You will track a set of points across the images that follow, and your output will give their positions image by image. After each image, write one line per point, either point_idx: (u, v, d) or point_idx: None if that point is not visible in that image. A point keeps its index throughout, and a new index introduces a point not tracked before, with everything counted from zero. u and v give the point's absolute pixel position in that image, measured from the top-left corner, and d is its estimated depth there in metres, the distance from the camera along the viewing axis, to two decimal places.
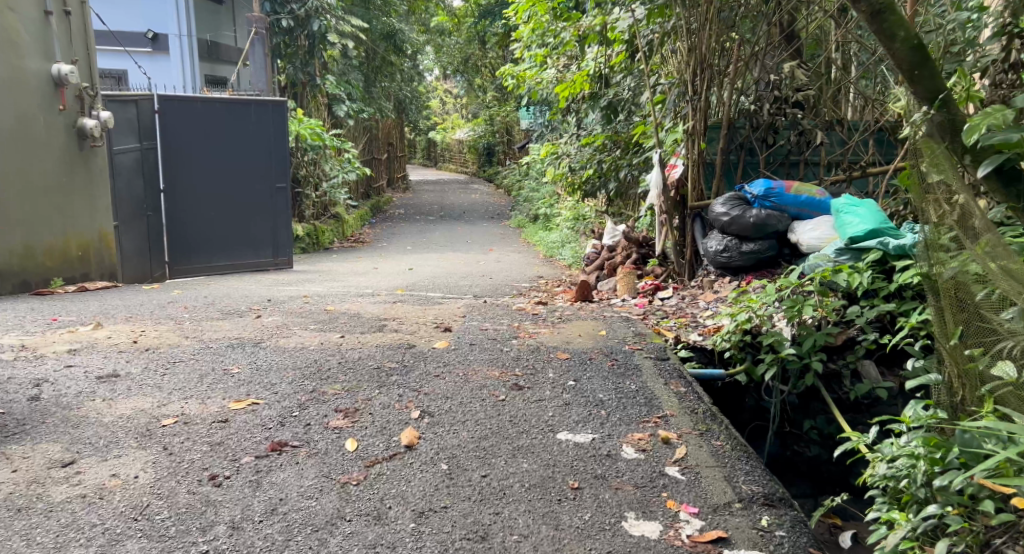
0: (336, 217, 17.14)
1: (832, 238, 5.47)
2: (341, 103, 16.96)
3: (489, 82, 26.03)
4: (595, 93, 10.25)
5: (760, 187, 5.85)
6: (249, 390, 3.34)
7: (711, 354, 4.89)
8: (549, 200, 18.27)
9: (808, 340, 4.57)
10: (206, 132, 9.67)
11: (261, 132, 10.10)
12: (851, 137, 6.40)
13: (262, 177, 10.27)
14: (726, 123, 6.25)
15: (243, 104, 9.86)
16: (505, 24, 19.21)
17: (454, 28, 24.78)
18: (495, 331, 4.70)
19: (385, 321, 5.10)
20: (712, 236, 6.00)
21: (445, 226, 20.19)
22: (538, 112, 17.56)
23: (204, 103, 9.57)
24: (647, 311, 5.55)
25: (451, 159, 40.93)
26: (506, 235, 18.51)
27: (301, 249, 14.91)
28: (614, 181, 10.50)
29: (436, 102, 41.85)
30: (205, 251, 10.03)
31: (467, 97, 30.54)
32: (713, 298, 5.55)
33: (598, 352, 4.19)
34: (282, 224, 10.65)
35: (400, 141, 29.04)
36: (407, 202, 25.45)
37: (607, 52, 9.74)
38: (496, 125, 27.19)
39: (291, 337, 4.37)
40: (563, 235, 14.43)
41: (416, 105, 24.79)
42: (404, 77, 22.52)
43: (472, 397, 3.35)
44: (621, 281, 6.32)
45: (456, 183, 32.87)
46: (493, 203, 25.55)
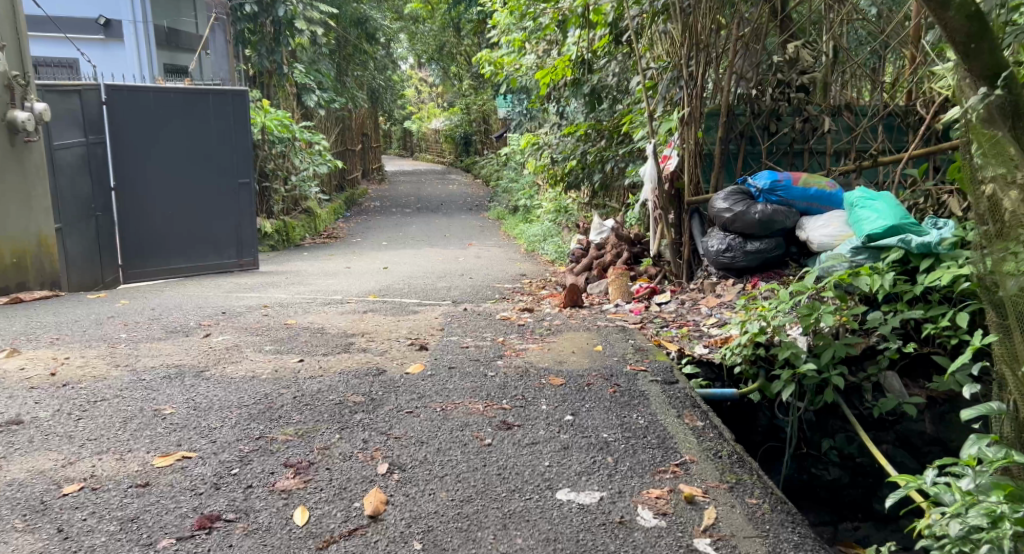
0: (308, 211, 16.48)
1: (847, 235, 4.86)
2: (310, 92, 16.27)
3: (465, 70, 25.39)
4: (576, 79, 9.71)
5: (765, 178, 5.24)
6: (181, 438, 2.75)
7: (718, 369, 4.33)
8: (529, 191, 17.73)
9: (827, 352, 4.08)
10: (160, 125, 9.18)
11: (221, 125, 9.65)
12: (858, 124, 5.77)
13: (222, 173, 9.82)
14: (725, 110, 5.66)
15: (201, 95, 9.41)
16: (481, 10, 18.62)
17: (428, 16, 24.11)
18: (476, 350, 4.15)
19: (352, 337, 4.53)
20: (711, 234, 5.40)
21: (422, 219, 19.59)
22: (516, 101, 16.97)
23: (158, 94, 9.09)
24: (644, 320, 5.01)
25: (428, 149, 40.22)
26: (485, 227, 17.96)
27: (271, 247, 14.25)
28: (599, 173, 9.99)
29: (412, 91, 41.13)
30: (163, 252, 9.52)
31: (443, 85, 29.85)
32: (717, 303, 5.03)
33: (596, 375, 3.62)
34: (246, 221, 10.19)
35: (374, 131, 28.33)
36: (382, 194, 24.81)
37: (589, 36, 9.19)
38: (473, 114, 26.60)
39: (241, 362, 3.79)
40: (544, 228, 13.91)
41: (391, 94, 24.09)
42: (378, 65, 21.83)
43: (451, 442, 2.80)
44: (614, 284, 5.74)
45: (433, 173, 32.20)
46: (471, 194, 24.98)
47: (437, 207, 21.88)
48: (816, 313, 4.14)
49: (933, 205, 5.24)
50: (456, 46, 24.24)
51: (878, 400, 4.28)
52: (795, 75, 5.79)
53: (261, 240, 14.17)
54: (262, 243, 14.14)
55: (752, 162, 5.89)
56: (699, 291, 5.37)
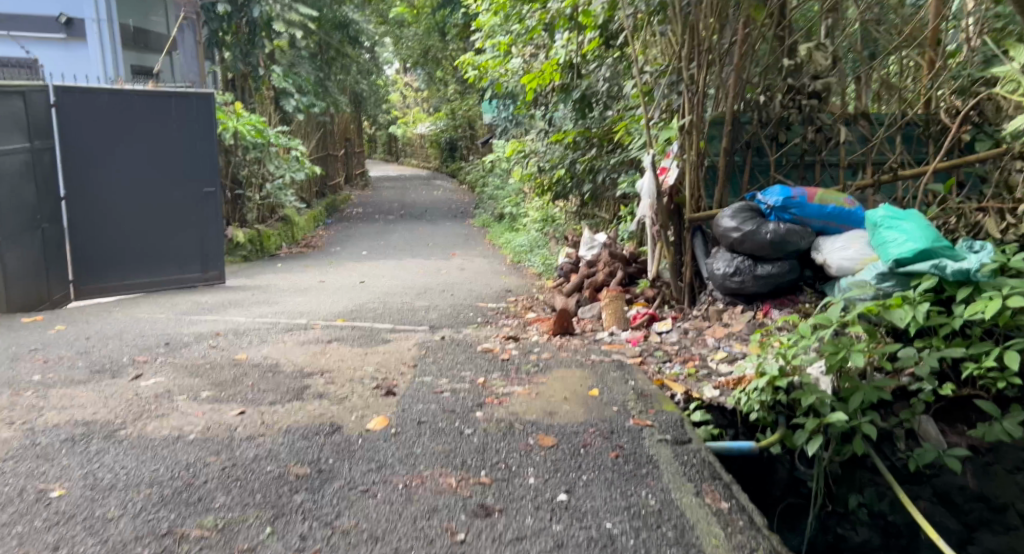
0: (285, 219, 15.86)
1: (872, 258, 4.21)
2: (289, 97, 15.64)
3: (450, 75, 24.84)
4: (566, 85, 9.17)
5: (777, 194, 4.59)
6: (64, 540, 2.22)
7: (730, 416, 3.71)
8: (515, 199, 17.17)
9: (857, 397, 3.46)
10: (118, 129, 8.66)
11: (184, 129, 9.14)
12: (875, 134, 5.18)
13: (185, 181, 9.28)
14: (730, 118, 5.00)
15: (162, 98, 8.92)
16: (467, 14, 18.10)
17: (413, 20, 23.56)
18: (451, 395, 3.56)
19: (308, 378, 3.93)
20: (715, 255, 4.79)
21: (405, 227, 19.00)
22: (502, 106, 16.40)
23: (113, 95, 8.57)
24: (643, 354, 4.42)
25: (414, 154, 39.70)
26: (469, 236, 17.37)
27: (244, 258, 13.59)
28: (589, 183, 9.45)
29: (397, 96, 40.66)
30: (121, 265, 8.95)
31: (428, 90, 29.30)
32: (724, 334, 4.45)
33: (595, 432, 3.03)
34: (211, 232, 9.63)
35: (359, 136, 27.74)
36: (365, 200, 24.22)
37: (579, 39, 8.65)
38: (458, 119, 26.09)
39: (169, 416, 3.19)
40: (530, 238, 13.39)
41: (375, 99, 23.50)
42: (361, 69, 21.24)
43: (413, 540, 2.27)
44: (608, 309, 5.14)
45: (418, 179, 31.64)
46: (457, 200, 24.46)
47: (421, 214, 21.29)
48: (843, 352, 3.52)
49: (964, 225, 4.67)
50: (441, 50, 23.68)
51: (913, 451, 3.65)
52: (807, 81, 5.06)
53: (234, 251, 13.51)
54: (235, 254, 13.48)
55: (760, 176, 5.23)
56: (702, 318, 4.77)
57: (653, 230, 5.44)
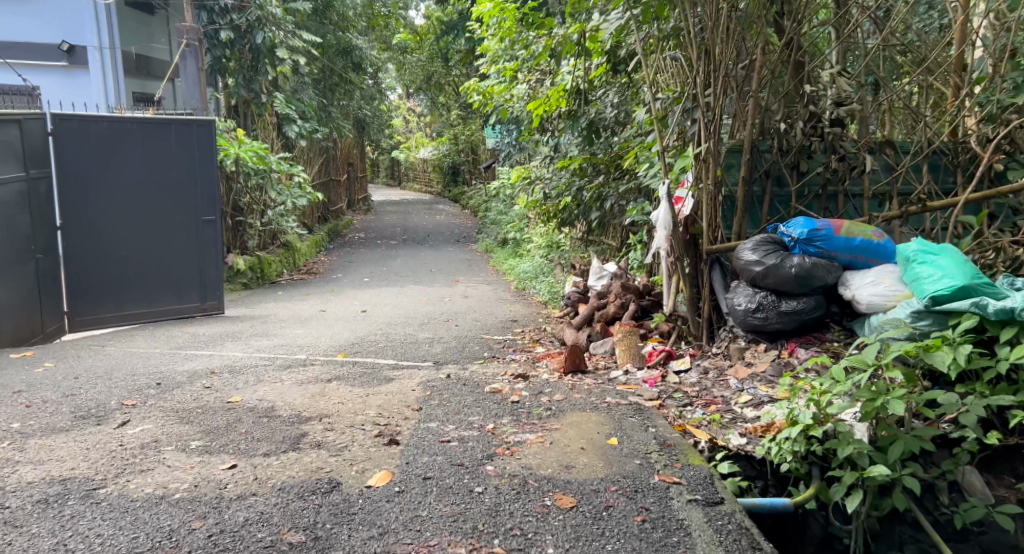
0: (287, 246, 15.67)
1: (905, 295, 3.98)
2: (292, 123, 15.51)
3: (453, 100, 24.79)
4: (572, 111, 9.00)
5: (800, 225, 4.37)
6: None
7: (759, 467, 3.45)
8: (518, 224, 16.99)
9: (898, 447, 3.20)
10: (115, 156, 8.50)
11: (183, 156, 8.96)
12: (900, 163, 4.98)
13: (184, 209, 9.07)
14: (749, 147, 4.79)
15: (161, 124, 8.75)
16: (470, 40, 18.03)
17: (417, 46, 23.55)
18: (458, 444, 3.32)
19: (306, 423, 3.69)
20: (735, 289, 4.55)
21: (408, 252, 18.81)
22: (506, 132, 16.28)
23: (112, 123, 8.42)
24: (662, 396, 4.17)
25: (415, 179, 39.66)
26: (472, 261, 17.18)
27: (244, 285, 13.37)
28: (596, 211, 9.25)
29: (400, 121, 40.70)
30: (117, 295, 8.73)
31: (430, 115, 29.26)
32: (747, 375, 4.21)
33: (618, 493, 2.79)
34: (211, 261, 9.38)
35: (361, 161, 27.65)
36: (367, 225, 24.06)
37: (585, 64, 8.48)
38: (461, 144, 26.01)
39: (154, 471, 2.96)
40: (535, 265, 13.18)
41: (377, 124, 23.40)
42: (364, 95, 21.17)
43: None
44: (622, 345, 4.90)
45: (420, 203, 31.53)
46: (459, 224, 24.31)
47: (423, 239, 21.12)
48: (882, 399, 3.27)
49: (1000, 259, 4.43)
50: (444, 76, 23.64)
51: (958, 506, 3.40)
52: (832, 109, 4.86)
53: (234, 278, 13.30)
54: (235, 281, 13.27)
55: (780, 207, 5.01)
56: (722, 356, 4.53)
57: (668, 262, 5.20)
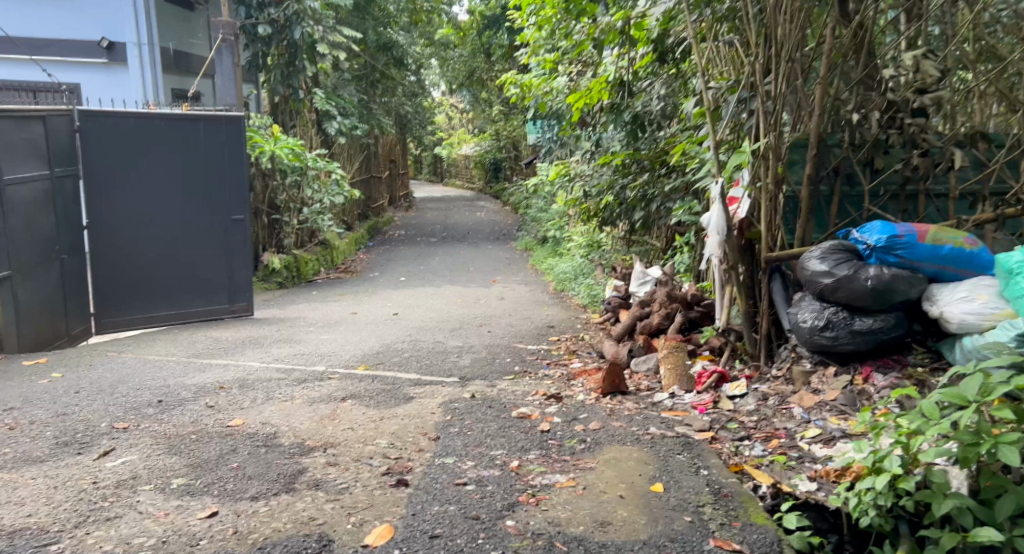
0: (324, 244, 15.40)
1: (1006, 314, 3.37)
2: (331, 119, 15.23)
3: (495, 96, 24.35)
4: (616, 104, 8.47)
5: (877, 231, 3.78)
6: None
7: (833, 518, 2.90)
8: (558, 222, 16.49)
9: (1008, 503, 2.61)
10: (142, 154, 8.22)
11: (213, 154, 8.66)
12: (992, 159, 4.35)
13: (213, 209, 8.77)
14: (815, 141, 4.22)
15: (189, 122, 8.45)
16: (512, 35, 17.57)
17: (459, 41, 23.17)
18: (476, 490, 2.85)
19: (308, 456, 3.26)
20: (800, 303, 4.00)
21: (446, 250, 18.43)
22: (546, 127, 15.79)
23: (140, 120, 8.14)
24: (715, 427, 3.64)
25: (457, 174, 39.41)
26: (511, 259, 16.74)
27: (279, 284, 13.08)
28: (641, 210, 8.71)
29: (443, 117, 40.44)
30: (144, 297, 8.45)
31: (472, 110, 28.88)
32: (814, 403, 3.66)
33: None
34: (240, 262, 9.06)
35: (403, 158, 27.40)
36: (407, 222, 23.75)
37: (630, 54, 7.95)
38: (502, 140, 25.56)
39: (120, 521, 2.56)
40: (575, 265, 12.66)
41: (419, 120, 23.07)
42: (407, 91, 20.84)
43: None
44: (667, 366, 4.37)
45: (462, 200, 31.17)
46: (500, 221, 23.86)
47: (462, 236, 20.75)
48: (986, 444, 2.68)
49: None
50: (486, 72, 23.21)
51: None
52: (913, 95, 4.25)
53: (269, 277, 13.02)
54: (270, 280, 12.99)
55: (851, 208, 4.43)
56: (783, 379, 3.99)
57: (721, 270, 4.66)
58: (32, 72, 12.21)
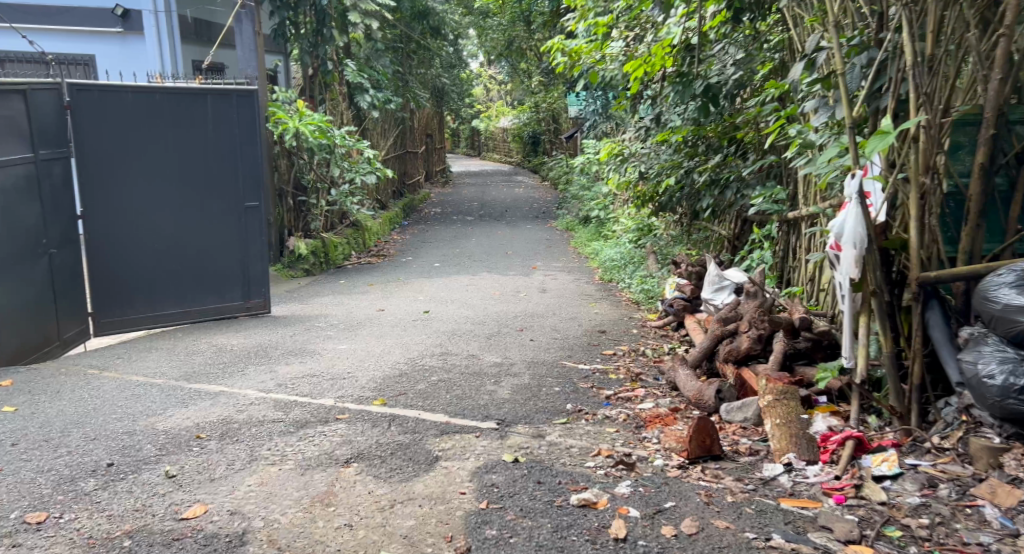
0: (355, 226, 14.41)
1: None
2: (363, 93, 14.20)
3: (534, 67, 23.16)
4: (681, 73, 7.46)
5: None
6: None
7: None
8: (602, 201, 15.35)
9: None
10: (143, 133, 7.22)
11: (223, 132, 7.65)
12: None
13: (223, 194, 7.76)
14: (997, 114, 3.10)
15: (195, 97, 7.45)
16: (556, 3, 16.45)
17: (499, 10, 22.04)
18: None
19: None
20: (977, 346, 2.90)
21: (485, 229, 17.41)
22: (591, 99, 14.63)
23: (139, 93, 7.14)
24: (873, 536, 2.57)
25: (496, 148, 38.31)
26: (552, 241, 15.65)
27: (306, 271, 12.07)
28: (710, 197, 7.56)
29: (481, 89, 39.27)
30: (148, 294, 7.42)
31: (511, 83, 27.72)
32: (1016, 503, 2.60)
33: None
34: (255, 254, 8.03)
35: (440, 132, 26.35)
36: (443, 199, 22.72)
37: (698, 13, 6.88)
38: (542, 112, 24.44)
39: None
40: (624, 252, 11.55)
41: (456, 93, 22.00)
42: (444, 62, 19.75)
43: None
44: (779, 434, 3.26)
45: (499, 175, 30.09)
46: (539, 198, 22.72)
47: (501, 214, 19.71)
48: None
49: None
50: (526, 41, 22.04)
51: None
52: None
53: (295, 264, 12.03)
54: (296, 266, 12.00)
55: None
56: (953, 454, 2.91)
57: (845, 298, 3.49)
58: (18, 41, 11.28)
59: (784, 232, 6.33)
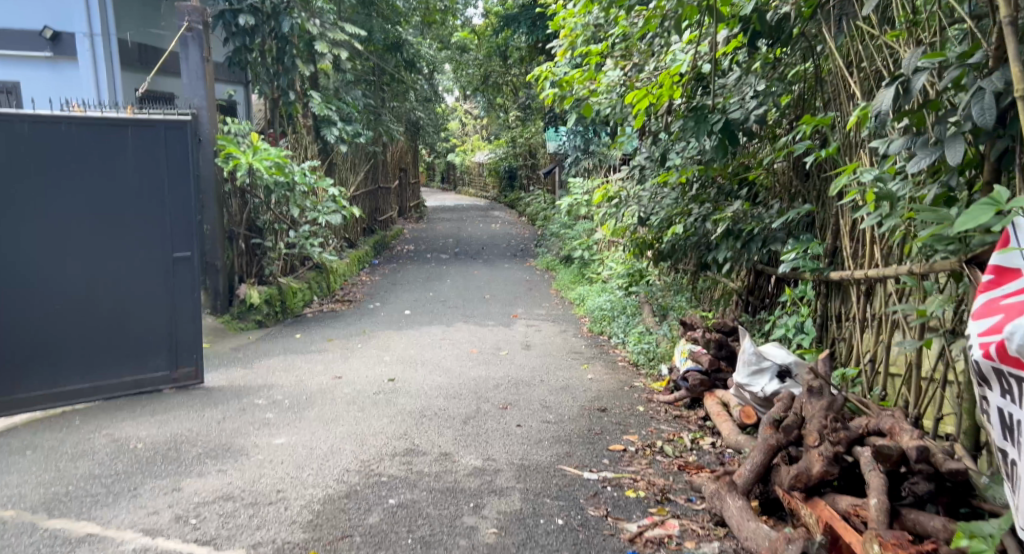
0: (319, 269, 13.08)
1: None
2: (331, 125, 12.91)
3: (512, 101, 22.19)
4: (692, 105, 6.33)
5: None
6: None
7: None
8: (585, 240, 14.14)
9: None
10: (42, 172, 5.67)
11: (147, 170, 6.13)
12: None
13: (145, 245, 6.20)
14: None
15: (113, 127, 5.94)
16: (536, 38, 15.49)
17: (476, 43, 21.16)
18: None
19: None
20: None
21: (459, 269, 16.20)
22: (572, 133, 13.57)
23: (36, 123, 5.61)
24: None
25: (473, 182, 37.37)
26: (532, 283, 14.38)
27: (259, 323, 10.63)
28: (726, 247, 6.41)
29: (457, 123, 38.35)
30: (46, 368, 5.83)
31: (486, 118, 26.83)
32: None
33: None
34: (186, 314, 6.45)
35: (414, 166, 25.24)
36: (418, 235, 21.52)
37: (714, 36, 5.84)
38: (518, 147, 23.53)
39: None
40: (613, 300, 10.38)
41: (431, 127, 20.94)
42: (420, 96, 18.61)
43: None
44: None
45: (475, 209, 29.05)
46: (516, 234, 21.61)
47: (477, 251, 18.53)
48: None
49: None
50: (502, 75, 21.17)
51: None
52: None
53: (247, 314, 10.59)
54: (247, 318, 10.55)
55: None
56: None
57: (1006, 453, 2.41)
58: None
59: (822, 297, 5.19)
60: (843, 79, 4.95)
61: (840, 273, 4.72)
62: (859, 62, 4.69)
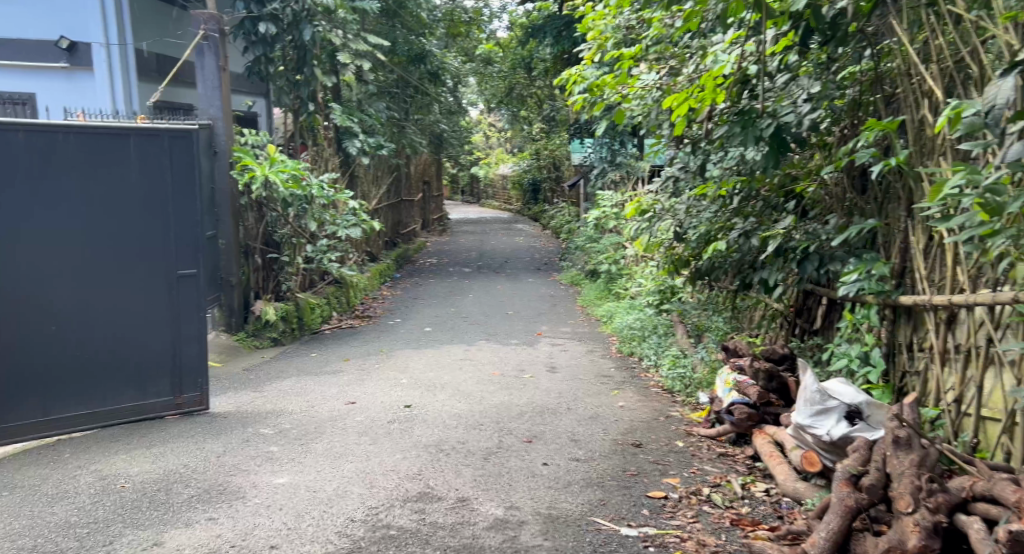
0: (338, 283, 12.58)
1: None
2: (352, 137, 12.45)
3: (537, 113, 21.65)
4: (736, 109, 5.81)
5: None
6: None
7: None
8: (613, 255, 13.51)
9: None
10: (37, 183, 5.21)
11: (151, 181, 5.64)
12: None
13: (147, 260, 5.67)
14: None
15: (114, 135, 5.49)
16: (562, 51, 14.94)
17: (501, 55, 20.68)
18: None
19: None
20: None
21: (483, 283, 15.66)
22: (598, 144, 12.99)
23: (31, 131, 5.17)
24: None
25: (497, 195, 36.84)
26: (557, 299, 13.78)
27: (274, 340, 10.14)
28: (777, 265, 5.81)
29: (482, 136, 37.89)
30: (37, 395, 5.32)
31: (511, 130, 26.30)
32: None
33: None
34: (192, 336, 5.92)
35: (438, 178, 24.77)
36: (440, 248, 21.02)
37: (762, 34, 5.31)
38: (543, 159, 22.95)
39: None
40: (644, 319, 9.76)
41: (455, 140, 20.44)
42: (444, 108, 18.12)
43: None
44: None
45: (499, 222, 28.51)
46: (540, 247, 21.03)
47: (501, 265, 17.97)
48: None
49: None
50: (527, 87, 20.64)
51: None
52: None
53: (262, 331, 10.12)
54: (263, 336, 10.07)
55: None
56: None
57: None
58: None
59: (888, 323, 4.60)
60: (910, 78, 4.41)
61: (914, 296, 4.13)
62: (937, 62, 4.13)
